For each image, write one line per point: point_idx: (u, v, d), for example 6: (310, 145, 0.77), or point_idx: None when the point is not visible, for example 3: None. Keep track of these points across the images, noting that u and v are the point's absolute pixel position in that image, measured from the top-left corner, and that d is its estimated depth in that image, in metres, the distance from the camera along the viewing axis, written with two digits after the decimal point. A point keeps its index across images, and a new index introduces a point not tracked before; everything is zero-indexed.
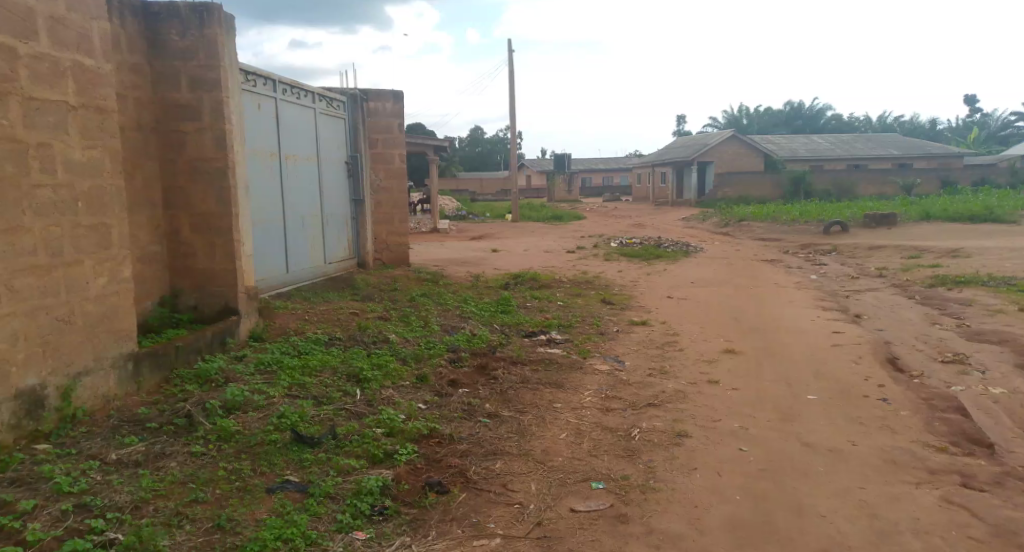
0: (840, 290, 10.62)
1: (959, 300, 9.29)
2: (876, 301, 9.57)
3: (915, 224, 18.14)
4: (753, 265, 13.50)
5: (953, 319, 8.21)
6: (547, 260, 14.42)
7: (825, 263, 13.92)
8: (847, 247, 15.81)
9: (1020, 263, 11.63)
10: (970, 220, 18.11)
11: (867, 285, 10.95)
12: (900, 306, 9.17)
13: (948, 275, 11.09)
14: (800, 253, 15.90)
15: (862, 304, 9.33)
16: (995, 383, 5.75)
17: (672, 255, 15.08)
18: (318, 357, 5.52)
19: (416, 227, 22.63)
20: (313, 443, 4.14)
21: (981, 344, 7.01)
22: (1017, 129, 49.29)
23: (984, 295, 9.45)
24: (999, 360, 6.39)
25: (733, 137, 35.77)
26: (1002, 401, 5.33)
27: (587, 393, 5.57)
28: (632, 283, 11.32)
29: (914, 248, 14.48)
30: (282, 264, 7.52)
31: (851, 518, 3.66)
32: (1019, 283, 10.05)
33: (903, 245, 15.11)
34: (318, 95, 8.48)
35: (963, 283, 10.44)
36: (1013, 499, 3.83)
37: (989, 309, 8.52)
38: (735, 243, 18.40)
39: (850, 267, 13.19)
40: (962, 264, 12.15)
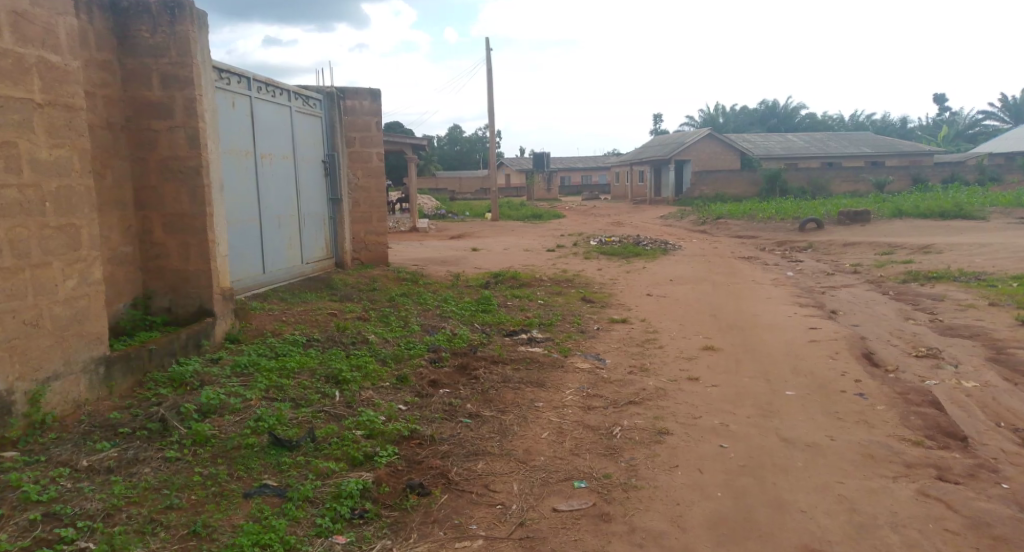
0: (816, 286, 10.73)
1: (931, 296, 9.43)
2: (852, 297, 9.69)
3: (887, 221, 18.40)
4: (731, 263, 13.60)
5: (926, 314, 8.34)
6: (526, 259, 14.41)
7: (802, 260, 14.06)
8: (822, 244, 15.99)
9: (990, 259, 11.84)
10: (941, 217, 18.41)
11: (843, 282, 11.09)
12: (875, 302, 9.28)
13: (921, 271, 11.25)
14: (777, 249, 16.06)
15: (839, 300, 9.45)
16: (968, 377, 5.84)
17: (651, 253, 15.15)
18: (296, 359, 5.46)
19: (395, 226, 22.53)
20: (291, 446, 4.09)
21: (954, 338, 7.11)
22: (986, 127, 50.16)
23: (956, 290, 9.61)
24: (972, 354, 6.49)
25: (710, 136, 36.04)
26: (976, 395, 5.41)
27: (568, 391, 5.57)
28: (612, 281, 11.36)
29: (888, 245, 14.69)
30: (259, 264, 7.44)
31: (831, 513, 3.69)
32: (990, 278, 10.22)
33: (877, 242, 15.30)
34: (294, 93, 8.39)
35: (936, 279, 10.61)
36: (987, 491, 3.88)
37: (961, 304, 8.66)
38: (714, 241, 18.55)
39: (827, 264, 13.33)
40: (934, 260, 12.34)
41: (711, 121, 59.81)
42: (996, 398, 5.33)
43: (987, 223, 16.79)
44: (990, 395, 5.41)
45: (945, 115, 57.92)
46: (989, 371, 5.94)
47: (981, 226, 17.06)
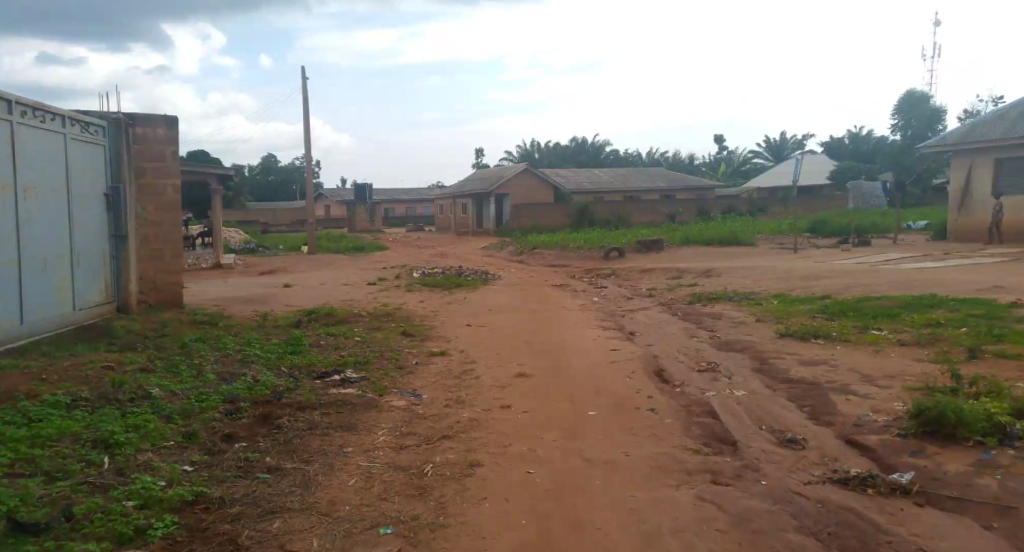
0: (616, 309, 11.44)
1: (711, 315, 10.38)
2: (646, 318, 10.41)
3: (677, 249, 20.11)
4: (541, 290, 14.11)
5: (706, 332, 9.13)
6: (341, 294, 13.99)
7: (605, 286, 14.93)
8: (622, 271, 17.10)
9: (761, 281, 13.28)
10: (720, 244, 20.43)
11: (636, 306, 11.88)
12: (666, 322, 10.03)
13: (704, 293, 12.36)
14: (583, 276, 16.94)
15: (634, 322, 10.11)
16: (741, 389, 6.40)
17: (465, 283, 15.36)
18: (59, 424, 4.82)
19: (196, 263, 21.01)
20: (41, 528, 3.55)
21: (728, 352, 7.86)
22: (756, 165, 56.68)
23: (731, 309, 10.65)
24: (744, 366, 7.18)
25: (529, 170, 37.38)
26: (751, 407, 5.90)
27: (379, 432, 5.40)
28: (426, 313, 11.34)
29: (675, 271, 15.96)
30: (19, 311, 6.55)
31: (622, 526, 3.86)
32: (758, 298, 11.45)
33: (668, 267, 16.63)
34: (69, 119, 7.58)
35: (715, 300, 11.69)
36: (753, 489, 4.27)
37: (735, 321, 9.59)
38: (525, 271, 19.12)
39: (624, 290, 14.24)
40: (715, 283, 13.63)
41: (524, 156, 62.33)
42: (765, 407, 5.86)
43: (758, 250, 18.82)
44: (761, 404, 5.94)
45: (724, 152, 64.68)
46: (759, 384, 6.55)
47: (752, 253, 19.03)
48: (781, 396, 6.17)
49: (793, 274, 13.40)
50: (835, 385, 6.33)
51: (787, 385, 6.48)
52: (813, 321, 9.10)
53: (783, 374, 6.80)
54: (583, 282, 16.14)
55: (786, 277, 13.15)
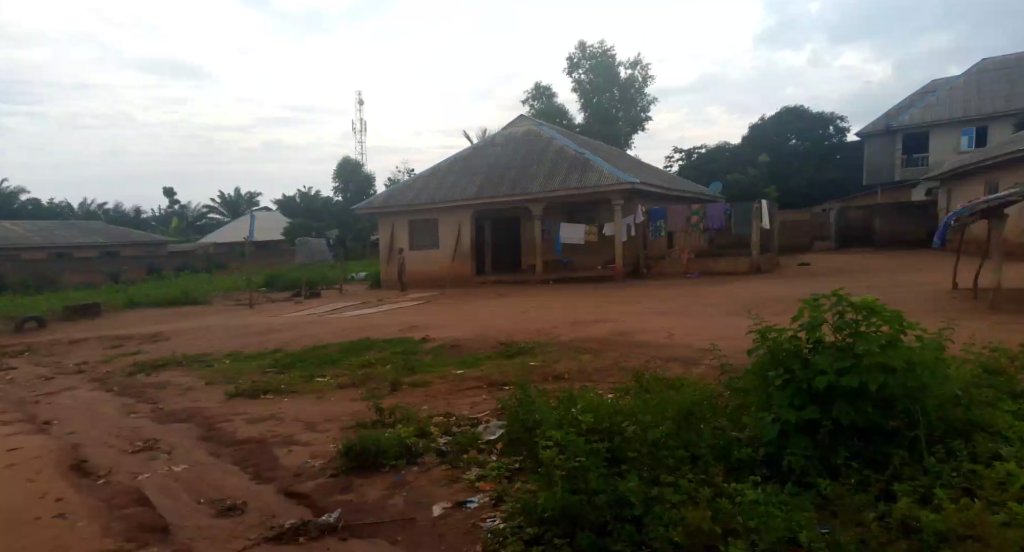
0: (449, 346, 9.37)
1: (556, 352, 8.50)
2: (477, 363, 8.39)
3: (555, 275, 18.41)
4: (371, 326, 11.84)
5: (542, 381, 7.20)
6: (122, 355, 11.25)
7: (455, 314, 12.85)
8: (488, 300, 15.11)
9: (625, 311, 11.57)
10: (601, 264, 18.90)
11: (465, 338, 9.78)
12: (501, 367, 8.02)
13: (557, 325, 10.53)
14: (445, 304, 14.80)
15: (455, 376, 7.88)
16: (562, 454, 4.69)
17: (287, 323, 12.91)
18: None
19: None
20: None
21: (553, 394, 5.89)
22: None
23: (584, 345, 8.80)
24: (568, 410, 5.35)
25: None
26: (569, 493, 4.23)
27: None
28: (206, 377, 8.88)
29: (528, 302, 14.04)
30: None
31: None
32: (616, 330, 9.70)
33: (537, 297, 14.79)
34: None
35: (566, 333, 9.87)
36: None
37: (582, 366, 7.72)
38: (369, 301, 16.63)
39: (461, 318, 12.05)
40: (574, 312, 11.85)
41: None
42: (589, 493, 4.25)
43: (619, 268, 17.56)
44: (586, 481, 4.30)
45: None
46: (581, 430, 5.02)
47: (615, 278, 17.63)
48: (607, 462, 4.68)
49: (645, 309, 11.90)
50: (659, 422, 5.07)
51: (614, 429, 4.99)
52: (671, 371, 7.30)
53: (614, 411, 5.23)
54: (420, 311, 13.79)
55: (638, 312, 11.60)
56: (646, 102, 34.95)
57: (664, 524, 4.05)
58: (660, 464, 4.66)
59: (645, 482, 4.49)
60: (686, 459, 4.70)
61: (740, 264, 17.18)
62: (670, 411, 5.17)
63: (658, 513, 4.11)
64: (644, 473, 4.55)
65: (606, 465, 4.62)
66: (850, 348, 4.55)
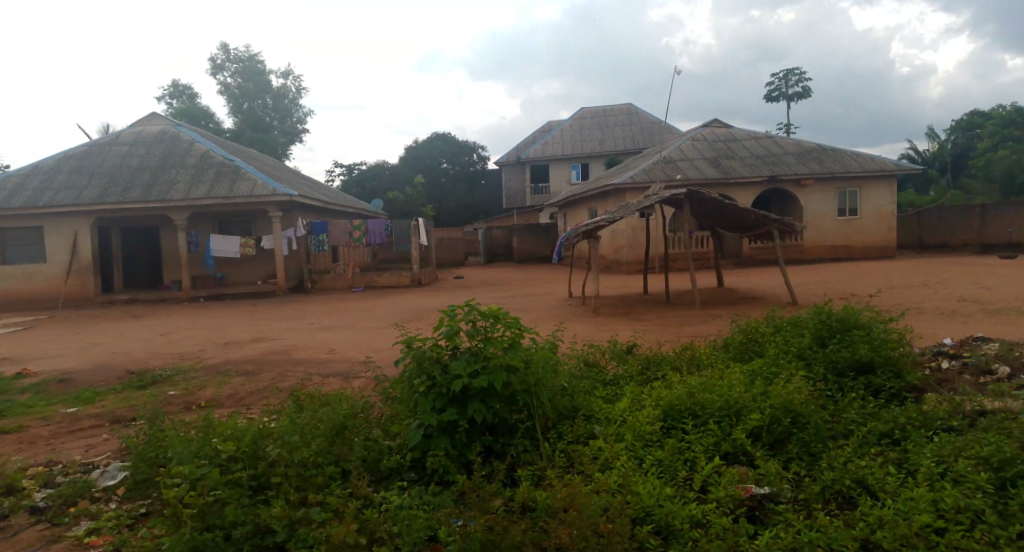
0: (58, 382, 7.97)
1: (194, 379, 7.78)
2: (92, 397, 7.26)
3: (201, 292, 16.99)
4: None
5: (174, 412, 6.52)
6: None
7: (68, 342, 11.03)
8: (119, 323, 13.31)
9: (272, 330, 11.10)
10: (254, 280, 17.97)
11: (80, 371, 8.46)
12: (122, 400, 7.06)
13: (196, 349, 9.66)
14: (59, 331, 12.63)
15: (65, 414, 6.73)
16: (195, 488, 4.31)
17: None
18: None
19: None
20: None
21: (180, 420, 5.32)
22: None
23: (227, 369, 8.22)
24: (206, 440, 4.76)
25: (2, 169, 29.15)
26: (200, 533, 4.05)
27: None
28: None
29: (166, 324, 12.72)
30: None
31: None
32: (263, 351, 9.24)
33: (178, 318, 13.45)
34: None
35: (209, 357, 9.12)
36: None
37: (223, 393, 7.19)
38: None
39: (77, 347, 10.39)
40: (216, 334, 11.01)
41: None
42: (226, 528, 4.12)
43: (280, 283, 16.98)
44: (221, 515, 4.15)
45: None
46: (217, 457, 4.63)
47: (273, 293, 16.97)
48: (249, 491, 4.43)
49: (298, 326, 11.59)
50: (307, 441, 4.94)
51: (257, 454, 4.71)
52: (321, 387, 7.18)
53: (258, 434, 4.90)
54: (21, 339, 11.57)
55: (289, 330, 11.25)
56: (302, 113, 34.42)
57: (308, 546, 4.05)
58: (308, 484, 4.57)
59: (291, 504, 4.37)
60: (334, 475, 4.67)
61: (402, 277, 17.75)
62: (321, 430, 5.08)
63: (303, 535, 4.08)
64: (289, 496, 4.41)
65: (248, 495, 4.39)
66: (480, 353, 4.97)
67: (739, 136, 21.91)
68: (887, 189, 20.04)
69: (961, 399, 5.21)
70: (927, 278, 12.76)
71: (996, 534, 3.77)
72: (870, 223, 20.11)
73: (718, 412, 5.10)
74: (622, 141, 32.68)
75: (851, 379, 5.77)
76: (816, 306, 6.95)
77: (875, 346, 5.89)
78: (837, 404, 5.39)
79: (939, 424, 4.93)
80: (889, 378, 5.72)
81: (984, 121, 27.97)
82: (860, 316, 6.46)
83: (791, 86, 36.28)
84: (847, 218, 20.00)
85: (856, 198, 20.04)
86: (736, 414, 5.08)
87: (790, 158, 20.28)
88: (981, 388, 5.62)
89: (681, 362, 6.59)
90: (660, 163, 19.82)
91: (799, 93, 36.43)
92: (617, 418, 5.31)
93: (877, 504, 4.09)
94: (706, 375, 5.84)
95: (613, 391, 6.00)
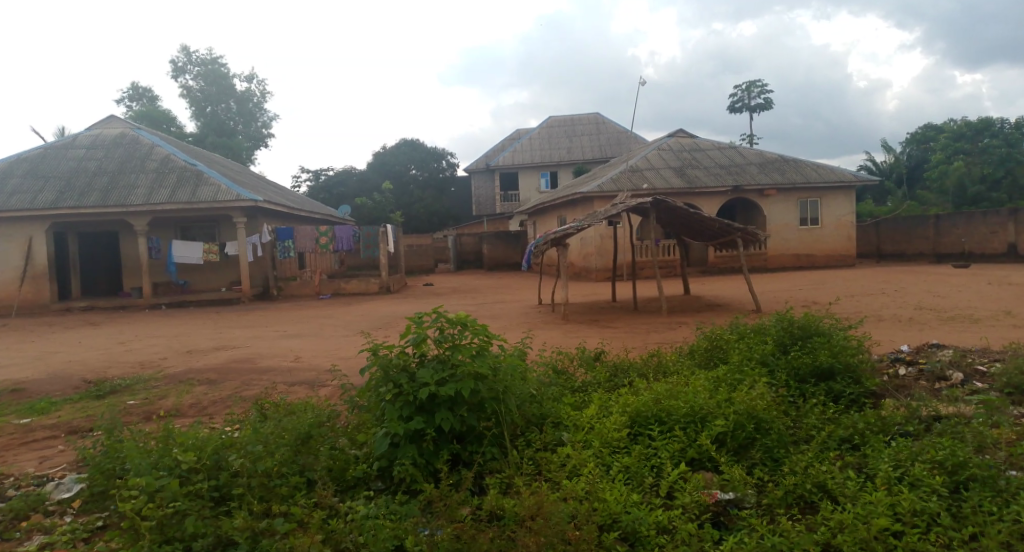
0: (11, 391, 7.75)
1: (155, 390, 7.63)
2: (47, 408, 7.07)
3: (162, 300, 16.67)
4: None
5: (135, 423, 6.38)
6: None
7: (22, 350, 10.75)
8: (78, 330, 13.00)
9: (236, 339, 10.96)
10: (217, 288, 17.72)
11: (35, 380, 8.23)
12: (81, 412, 6.90)
13: (157, 359, 9.47)
14: (15, 338, 12.30)
15: (19, 425, 6.55)
16: (153, 501, 4.21)
17: None
18: None
19: None
20: None
21: (142, 432, 5.22)
22: None
23: (188, 379, 8.07)
24: (166, 450, 4.65)
25: None
26: (159, 545, 3.97)
27: None
28: None
29: (126, 332, 12.44)
30: None
31: None
32: (227, 360, 9.11)
33: (140, 326, 13.20)
34: None
35: (170, 366, 8.95)
36: None
37: (184, 403, 7.07)
38: None
39: (33, 356, 10.11)
40: (178, 343, 10.82)
41: None
42: (185, 540, 4.05)
43: (245, 290, 16.74)
44: (181, 527, 4.08)
45: None
46: (175, 466, 4.51)
47: (238, 301, 16.74)
48: (210, 503, 4.36)
49: (263, 334, 11.42)
50: (272, 450, 4.88)
51: (218, 465, 4.63)
52: (287, 396, 7.09)
53: (220, 444, 4.82)
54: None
55: (253, 337, 11.09)
56: (266, 118, 34.06)
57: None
58: (272, 495, 4.51)
59: (254, 516, 4.32)
60: (299, 486, 4.63)
61: (371, 284, 17.62)
62: (285, 440, 5.02)
63: (266, 546, 4.03)
64: (252, 507, 4.36)
65: (209, 506, 4.32)
66: (447, 361, 4.95)
67: (703, 146, 22.23)
68: (846, 200, 20.49)
69: (917, 405, 5.33)
70: (885, 286, 13.06)
71: (951, 536, 3.86)
72: (831, 232, 20.54)
73: (683, 419, 5.16)
74: (589, 151, 32.96)
75: (812, 385, 5.88)
76: (779, 313, 7.07)
77: (836, 352, 6.02)
78: (799, 411, 5.48)
79: (897, 429, 5.06)
80: (848, 383, 5.85)
81: (938, 134, 28.80)
82: (820, 324, 6.59)
83: (753, 97, 36.99)
84: (809, 228, 20.42)
85: (817, 207, 20.46)
86: (701, 420, 5.14)
87: (752, 168, 20.65)
88: (936, 394, 5.77)
89: (648, 369, 6.65)
90: (626, 172, 20.02)
91: (760, 105, 37.16)
92: (584, 425, 5.33)
93: (838, 509, 4.17)
94: (672, 382, 5.91)
95: (581, 398, 6.03)
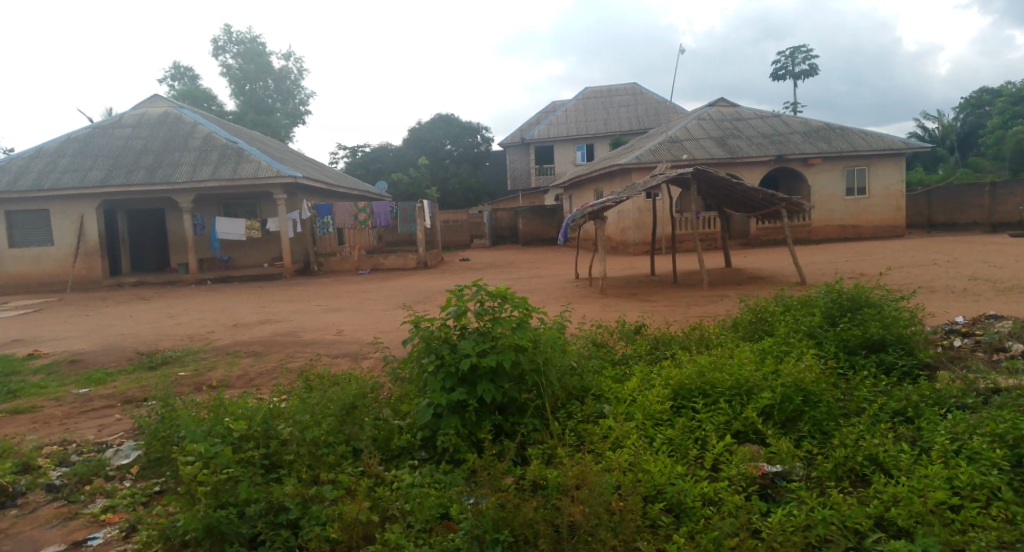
0: (67, 363, 8.01)
1: (203, 362, 7.83)
2: (102, 378, 7.31)
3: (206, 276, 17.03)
4: None
5: (184, 394, 6.55)
6: None
7: (76, 324, 11.11)
8: (129, 304, 13.37)
9: (278, 313, 11.16)
10: (260, 263, 18.04)
11: (90, 352, 8.49)
12: (133, 383, 7.11)
13: (203, 332, 9.70)
14: (71, 312, 12.72)
15: (77, 395, 6.78)
16: (207, 467, 4.32)
17: None
18: None
19: None
20: None
21: (190, 403, 5.35)
22: None
23: (234, 352, 8.25)
24: (218, 419, 4.77)
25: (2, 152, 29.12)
26: (215, 509, 4.07)
27: None
28: None
29: (174, 306, 12.77)
30: None
31: None
32: (270, 334, 9.28)
33: (188, 300, 13.51)
34: None
35: (216, 339, 9.16)
36: None
37: (230, 374, 7.24)
38: None
39: (86, 330, 10.42)
40: (221, 317, 11.06)
41: None
42: (239, 505, 4.14)
43: (287, 264, 17.01)
44: (234, 493, 4.17)
45: None
46: (227, 434, 4.62)
47: (280, 275, 17.03)
48: (261, 469, 4.46)
49: (305, 309, 11.60)
50: (318, 420, 4.97)
51: (268, 434, 4.73)
52: (330, 369, 7.21)
53: (269, 414, 4.93)
54: (30, 322, 11.62)
55: (295, 312, 11.25)
56: (304, 94, 34.27)
57: (322, 523, 4.09)
58: (319, 463, 4.61)
59: (303, 482, 4.41)
60: (346, 454, 4.72)
61: (409, 259, 17.75)
62: (331, 410, 5.12)
63: (316, 512, 4.12)
64: (302, 474, 4.46)
65: (260, 473, 4.42)
66: (488, 333, 4.97)
67: (745, 115, 21.74)
68: (896, 168, 19.88)
69: (974, 377, 5.19)
70: (936, 257, 12.68)
71: (1013, 511, 3.76)
72: (879, 202, 19.97)
73: (729, 391, 5.11)
74: (628, 122, 32.51)
75: (862, 357, 5.76)
76: (826, 284, 6.92)
77: (887, 324, 5.88)
78: (848, 383, 5.38)
79: (953, 402, 4.93)
80: (900, 355, 5.72)
81: (993, 99, 27.68)
82: (871, 295, 6.43)
83: (797, 64, 35.99)
84: (856, 198, 19.89)
85: (865, 176, 19.89)
86: (748, 393, 5.07)
87: (797, 137, 20.14)
88: (994, 366, 5.60)
89: (691, 341, 6.60)
90: (666, 143, 19.71)
91: (804, 71, 36.11)
92: (626, 397, 5.32)
93: (891, 482, 4.09)
94: (717, 354, 5.84)
95: (623, 370, 6.00)
